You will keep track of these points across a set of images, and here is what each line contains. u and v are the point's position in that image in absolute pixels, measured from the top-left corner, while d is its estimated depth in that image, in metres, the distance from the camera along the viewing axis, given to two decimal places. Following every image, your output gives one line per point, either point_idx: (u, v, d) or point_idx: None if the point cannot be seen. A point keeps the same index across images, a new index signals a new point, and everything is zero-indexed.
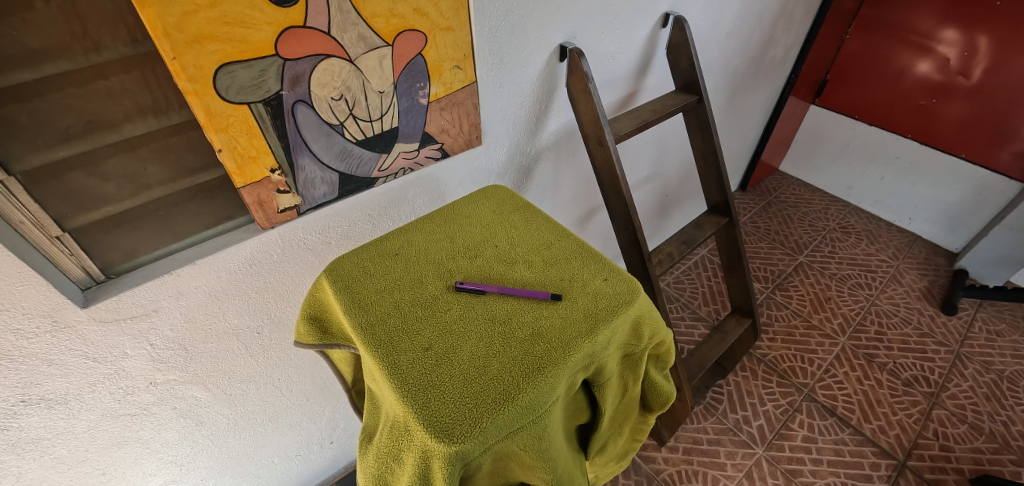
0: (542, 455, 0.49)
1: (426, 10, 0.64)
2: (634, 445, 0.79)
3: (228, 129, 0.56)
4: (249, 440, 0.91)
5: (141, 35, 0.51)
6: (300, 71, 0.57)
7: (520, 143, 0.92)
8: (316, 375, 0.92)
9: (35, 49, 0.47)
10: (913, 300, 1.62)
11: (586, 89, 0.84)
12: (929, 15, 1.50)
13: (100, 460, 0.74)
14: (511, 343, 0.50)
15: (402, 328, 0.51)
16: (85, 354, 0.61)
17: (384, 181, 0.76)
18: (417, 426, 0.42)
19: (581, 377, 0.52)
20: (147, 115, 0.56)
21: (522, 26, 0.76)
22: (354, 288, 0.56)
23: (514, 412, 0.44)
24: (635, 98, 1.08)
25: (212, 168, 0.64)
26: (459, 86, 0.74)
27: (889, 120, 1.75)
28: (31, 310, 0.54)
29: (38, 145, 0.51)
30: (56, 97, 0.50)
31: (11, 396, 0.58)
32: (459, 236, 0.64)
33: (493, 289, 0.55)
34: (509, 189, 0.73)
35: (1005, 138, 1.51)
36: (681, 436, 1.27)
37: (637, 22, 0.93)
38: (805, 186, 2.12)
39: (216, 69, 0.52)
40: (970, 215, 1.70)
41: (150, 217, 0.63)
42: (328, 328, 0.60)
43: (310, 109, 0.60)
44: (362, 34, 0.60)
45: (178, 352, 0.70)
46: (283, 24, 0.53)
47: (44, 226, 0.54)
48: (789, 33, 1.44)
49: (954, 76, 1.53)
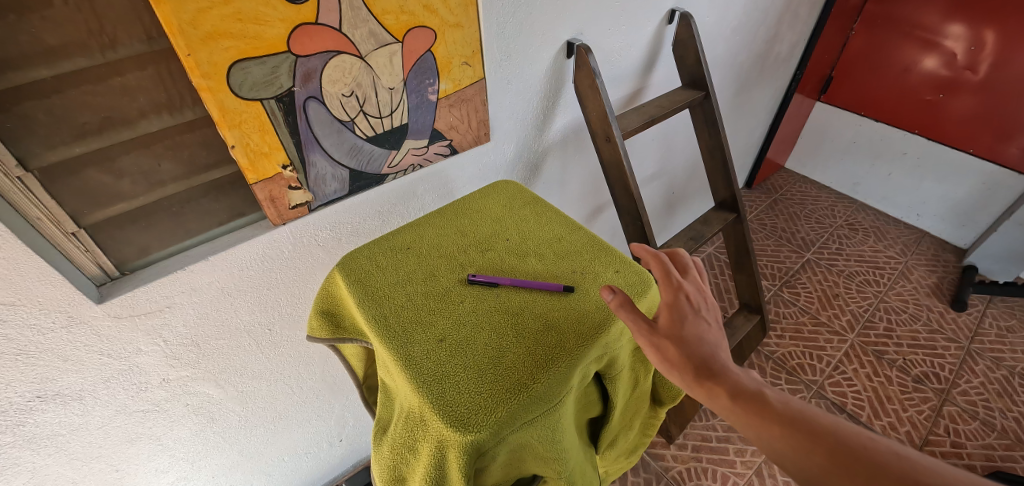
0: (555, 447, 0.49)
1: (435, 7, 0.64)
2: (645, 441, 0.78)
3: (241, 126, 0.57)
4: (260, 437, 0.91)
5: (156, 32, 0.52)
6: (311, 68, 0.58)
7: (528, 140, 0.92)
8: (326, 372, 0.92)
9: (52, 46, 0.48)
10: (922, 296, 1.61)
11: (593, 86, 0.84)
12: (934, 10, 1.49)
13: (114, 457, 0.74)
14: (525, 333, 0.50)
15: (416, 319, 0.51)
16: (99, 350, 0.62)
17: (394, 178, 0.76)
18: (433, 417, 0.43)
19: (593, 368, 0.52)
20: (162, 112, 0.56)
21: (530, 23, 0.76)
22: (367, 281, 0.56)
23: (529, 402, 0.44)
24: (641, 95, 1.08)
25: (225, 164, 0.65)
26: (468, 83, 0.74)
27: (896, 116, 1.75)
28: (48, 305, 0.54)
29: (55, 140, 0.52)
30: (72, 94, 0.51)
31: (26, 391, 0.59)
32: (470, 230, 0.64)
33: (506, 282, 0.55)
34: (519, 183, 0.73)
35: (1013, 133, 1.50)
36: (690, 434, 1.26)
37: (643, 18, 0.93)
38: (810, 183, 2.11)
39: (230, 66, 0.52)
40: (979, 210, 1.69)
41: (163, 213, 0.63)
42: (339, 321, 0.60)
43: (321, 106, 0.61)
44: (372, 31, 0.60)
45: (190, 348, 0.71)
46: (296, 21, 0.54)
47: (61, 222, 0.55)
48: (795, 29, 1.43)
49: (960, 72, 1.52)
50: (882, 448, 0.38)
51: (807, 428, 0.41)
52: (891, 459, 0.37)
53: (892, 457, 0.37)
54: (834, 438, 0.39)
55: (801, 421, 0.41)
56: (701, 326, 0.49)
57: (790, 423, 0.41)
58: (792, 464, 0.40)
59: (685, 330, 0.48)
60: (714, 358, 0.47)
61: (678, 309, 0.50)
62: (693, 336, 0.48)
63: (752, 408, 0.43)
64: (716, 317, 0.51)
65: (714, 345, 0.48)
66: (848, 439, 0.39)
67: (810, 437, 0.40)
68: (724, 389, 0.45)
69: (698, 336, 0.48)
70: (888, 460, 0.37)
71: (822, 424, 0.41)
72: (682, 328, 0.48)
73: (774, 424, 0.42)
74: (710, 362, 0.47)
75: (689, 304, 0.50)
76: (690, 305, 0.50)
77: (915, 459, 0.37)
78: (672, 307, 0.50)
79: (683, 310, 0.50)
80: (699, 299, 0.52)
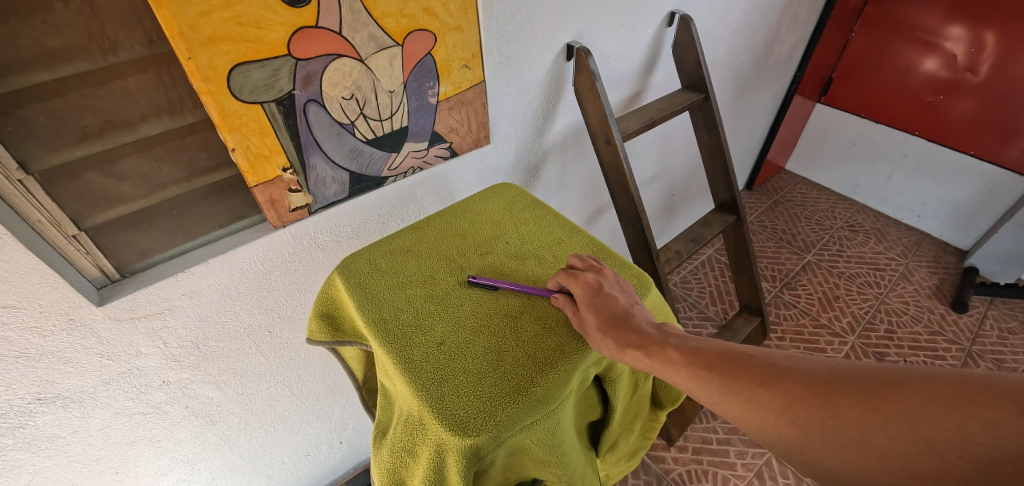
0: (556, 450, 0.49)
1: (435, 10, 0.64)
2: (645, 443, 0.78)
3: (241, 129, 0.57)
4: (260, 439, 0.91)
5: (157, 36, 0.52)
6: (312, 71, 0.58)
7: (528, 143, 0.92)
8: (327, 374, 0.92)
9: (54, 50, 0.48)
10: (922, 298, 1.61)
11: (593, 88, 0.84)
12: (935, 11, 1.49)
13: (113, 459, 0.74)
14: (524, 337, 0.50)
15: (415, 323, 0.51)
16: (99, 352, 0.62)
17: (394, 180, 0.76)
18: (432, 420, 0.43)
19: (593, 371, 0.52)
20: (162, 116, 0.57)
21: (530, 26, 0.76)
22: (366, 284, 0.56)
23: (528, 406, 0.44)
24: (641, 97, 1.08)
25: (226, 167, 0.65)
26: (467, 85, 0.75)
27: (896, 117, 1.75)
28: (48, 307, 0.54)
29: (56, 143, 0.52)
30: (74, 97, 0.51)
31: (26, 393, 0.59)
32: (470, 233, 0.64)
33: (503, 285, 0.55)
34: (518, 186, 0.73)
35: (1013, 134, 1.50)
36: (691, 436, 1.26)
37: (642, 21, 0.94)
38: (810, 185, 2.12)
39: (230, 69, 0.53)
40: (979, 212, 1.69)
41: (164, 216, 0.64)
42: (339, 324, 0.61)
43: (321, 109, 0.61)
44: (372, 34, 0.60)
45: (191, 350, 0.71)
46: (296, 25, 0.54)
47: (62, 225, 0.55)
48: (794, 31, 1.44)
49: (960, 73, 1.52)
50: (757, 356, 0.44)
51: (702, 355, 0.45)
52: (764, 363, 0.43)
53: (766, 362, 0.43)
54: (722, 358, 0.45)
55: (697, 351, 0.46)
56: (611, 300, 0.51)
57: (689, 354, 0.46)
58: (698, 390, 0.44)
59: (601, 311, 0.49)
60: (630, 327, 0.48)
61: (589, 295, 0.51)
62: (609, 313, 0.49)
63: (664, 355, 0.46)
64: (620, 288, 0.53)
65: (628, 312, 0.50)
66: (732, 355, 0.45)
67: (705, 362, 0.45)
68: (641, 350, 0.47)
69: (609, 309, 0.50)
70: (763, 365, 0.43)
71: (712, 349, 0.46)
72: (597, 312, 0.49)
73: (678, 359, 0.45)
74: (625, 330, 0.48)
75: (592, 285, 0.52)
76: (596, 285, 0.52)
77: (781, 359, 0.43)
78: (581, 294, 0.51)
79: (590, 294, 0.51)
80: (599, 276, 0.53)
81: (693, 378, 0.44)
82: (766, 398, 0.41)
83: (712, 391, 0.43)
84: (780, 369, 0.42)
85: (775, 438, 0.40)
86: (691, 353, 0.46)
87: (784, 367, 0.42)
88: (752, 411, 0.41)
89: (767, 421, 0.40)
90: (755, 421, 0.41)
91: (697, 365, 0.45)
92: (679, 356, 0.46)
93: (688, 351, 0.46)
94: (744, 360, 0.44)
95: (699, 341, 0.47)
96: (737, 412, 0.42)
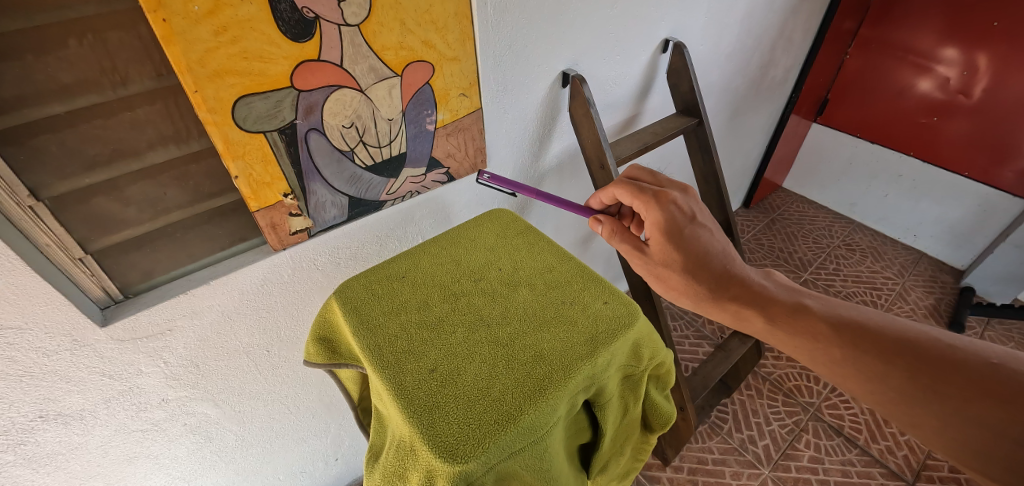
0: (543, 476, 0.50)
1: (433, 42, 0.67)
2: (636, 465, 0.78)
3: (245, 157, 0.59)
4: (257, 456, 0.92)
5: (165, 70, 0.55)
6: (313, 101, 0.60)
7: (524, 167, 0.94)
8: (323, 393, 0.93)
9: (67, 84, 0.50)
10: (920, 317, 1.61)
11: (587, 114, 0.87)
12: (929, 34, 1.52)
13: (111, 475, 0.75)
14: (514, 365, 0.51)
15: (409, 349, 0.53)
16: (101, 371, 0.63)
17: (393, 204, 0.78)
18: (422, 447, 0.44)
19: (582, 398, 0.53)
20: (168, 144, 0.59)
21: (526, 56, 0.79)
22: (363, 310, 0.58)
23: (516, 432, 0.45)
24: (636, 120, 1.11)
25: (228, 192, 0.67)
26: (464, 113, 0.77)
27: (892, 138, 1.77)
28: (53, 328, 0.56)
29: (65, 172, 0.54)
30: (85, 127, 0.53)
31: (29, 411, 0.60)
32: (464, 258, 0.66)
33: (524, 191, 0.73)
34: (513, 212, 0.75)
35: (1009, 156, 1.51)
36: (687, 456, 1.26)
37: (636, 49, 0.96)
38: (807, 202, 2.14)
39: (235, 101, 0.55)
40: (976, 232, 1.70)
41: (166, 239, 0.65)
42: (335, 347, 0.62)
43: (321, 137, 0.63)
44: (372, 66, 0.63)
45: (190, 369, 0.72)
46: (299, 58, 0.56)
47: (68, 248, 0.56)
48: (789, 53, 1.46)
49: (954, 95, 1.54)
50: (966, 357, 0.47)
51: (875, 340, 0.51)
52: (983, 365, 0.46)
53: (981, 362, 0.46)
54: (912, 348, 0.49)
55: (866, 332, 0.52)
56: (692, 229, 0.63)
57: (851, 337, 0.52)
58: (866, 386, 0.51)
59: (681, 242, 0.62)
60: (717, 264, 0.62)
61: (672, 221, 0.63)
62: (688, 246, 0.62)
63: (802, 326, 0.55)
64: (706, 214, 0.65)
65: (705, 243, 0.63)
66: (929, 348, 0.49)
67: (894, 349, 0.50)
68: (760, 312, 0.58)
69: (689, 237, 0.63)
70: (975, 365, 0.46)
71: (895, 339, 0.51)
72: (677, 244, 0.62)
73: (832, 334, 0.53)
74: (730, 284, 0.61)
75: (682, 213, 0.63)
76: (686, 216, 0.63)
77: (1005, 361, 0.45)
78: (660, 223, 0.63)
79: (677, 223, 0.63)
80: (686, 201, 0.64)
81: (857, 368, 0.51)
82: (975, 408, 0.44)
83: (891, 388, 0.49)
84: (1001, 377, 0.44)
85: (966, 446, 0.45)
86: (854, 333, 0.53)
87: (1006, 375, 0.44)
88: (949, 414, 0.46)
89: (965, 430, 0.45)
90: (954, 430, 0.45)
91: (865, 354, 0.51)
92: (833, 331, 0.54)
93: (852, 330, 0.53)
94: (949, 355, 0.48)
95: (868, 322, 0.53)
96: (924, 417, 0.47)
